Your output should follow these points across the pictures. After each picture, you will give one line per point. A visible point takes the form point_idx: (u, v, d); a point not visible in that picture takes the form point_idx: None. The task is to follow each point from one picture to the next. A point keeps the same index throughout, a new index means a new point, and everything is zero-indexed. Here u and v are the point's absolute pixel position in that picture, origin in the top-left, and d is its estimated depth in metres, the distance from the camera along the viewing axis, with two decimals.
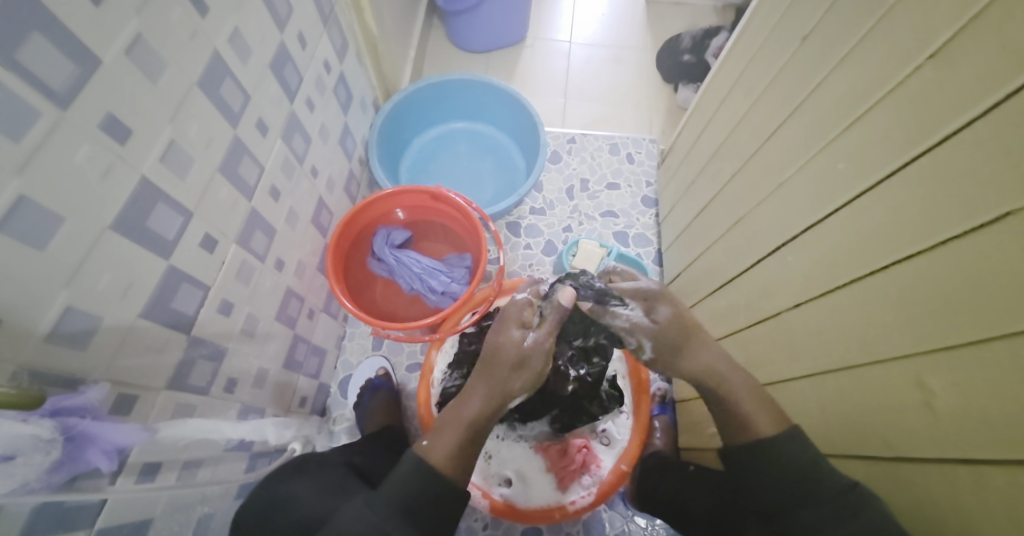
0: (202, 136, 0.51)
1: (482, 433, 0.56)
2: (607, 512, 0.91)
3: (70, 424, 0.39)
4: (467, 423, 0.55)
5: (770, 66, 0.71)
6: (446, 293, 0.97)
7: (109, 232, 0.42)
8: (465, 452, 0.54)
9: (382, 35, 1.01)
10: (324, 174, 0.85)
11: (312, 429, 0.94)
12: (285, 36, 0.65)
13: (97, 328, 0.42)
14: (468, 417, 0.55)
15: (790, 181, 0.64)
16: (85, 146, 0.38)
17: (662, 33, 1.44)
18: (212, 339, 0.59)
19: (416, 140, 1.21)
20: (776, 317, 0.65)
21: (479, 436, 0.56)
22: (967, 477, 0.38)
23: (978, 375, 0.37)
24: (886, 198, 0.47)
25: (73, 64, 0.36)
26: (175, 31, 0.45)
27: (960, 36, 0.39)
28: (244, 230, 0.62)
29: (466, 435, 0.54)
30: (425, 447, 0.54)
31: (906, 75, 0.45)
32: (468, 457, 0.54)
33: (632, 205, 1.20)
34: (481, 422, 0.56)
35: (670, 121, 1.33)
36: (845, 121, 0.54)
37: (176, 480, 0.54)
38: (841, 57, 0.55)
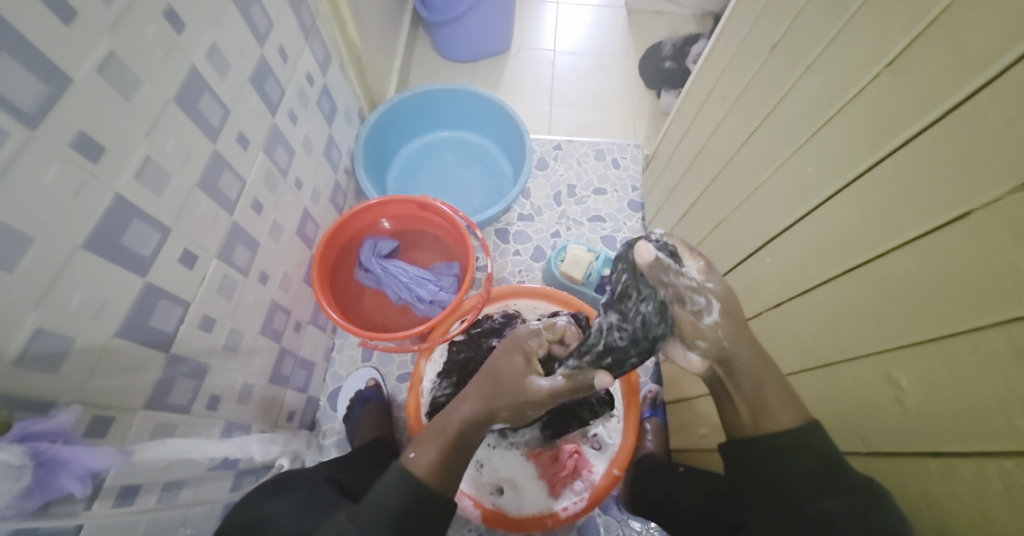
0: (180, 152, 0.51)
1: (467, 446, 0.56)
2: (601, 517, 0.91)
3: (39, 449, 0.37)
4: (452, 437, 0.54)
5: (743, 73, 0.72)
6: (434, 302, 0.96)
7: (82, 251, 0.41)
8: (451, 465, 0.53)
9: (366, 46, 1.01)
10: (309, 186, 0.85)
11: (301, 444, 0.92)
12: (265, 50, 0.64)
13: (70, 349, 0.41)
14: (448, 429, 0.55)
15: (765, 186, 0.65)
16: (55, 165, 0.37)
17: (644, 40, 1.46)
18: (193, 356, 0.58)
19: (403, 150, 1.21)
20: (757, 318, 0.65)
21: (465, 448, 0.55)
22: (938, 471, 0.38)
23: (942, 371, 0.37)
24: (853, 201, 0.48)
25: (43, 83, 0.36)
26: (150, 48, 0.45)
27: (915, 45, 0.41)
28: (225, 244, 0.61)
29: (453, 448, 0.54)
30: (411, 458, 0.53)
31: (866, 82, 0.46)
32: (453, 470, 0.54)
33: (618, 209, 1.20)
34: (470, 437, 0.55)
35: (654, 127, 1.35)
36: (813, 126, 0.55)
37: (156, 502, 0.53)
38: (807, 64, 0.56)
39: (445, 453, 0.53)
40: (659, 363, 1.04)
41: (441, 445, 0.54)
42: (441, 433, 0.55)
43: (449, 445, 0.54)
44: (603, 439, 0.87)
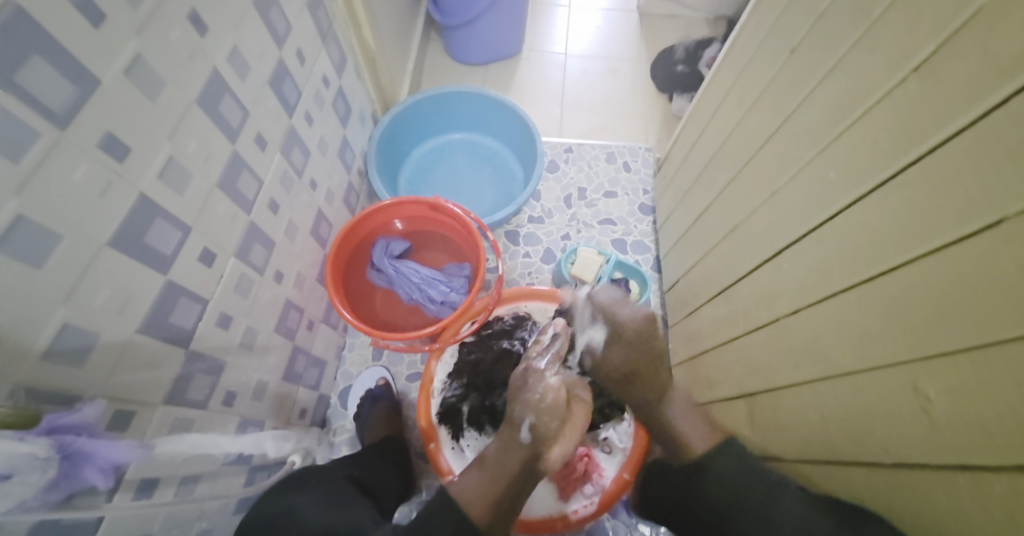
0: (201, 152, 0.52)
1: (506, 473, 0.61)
2: (610, 521, 0.90)
3: (66, 442, 0.38)
4: (485, 462, 0.62)
5: (761, 76, 0.72)
6: (446, 303, 0.97)
7: (106, 248, 0.42)
8: (489, 489, 0.60)
9: (381, 48, 1.02)
10: (323, 187, 0.86)
11: (312, 441, 0.93)
12: (284, 52, 0.65)
13: (94, 344, 0.42)
14: (485, 459, 0.63)
15: (783, 190, 0.64)
16: (83, 164, 0.38)
17: (657, 44, 1.46)
18: (211, 353, 0.59)
19: (415, 151, 1.22)
20: (774, 324, 0.65)
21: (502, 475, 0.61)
22: (967, 485, 0.38)
23: (972, 381, 0.37)
24: (877, 207, 0.47)
25: (72, 84, 0.37)
26: (174, 50, 0.46)
27: (944, 49, 0.40)
28: (243, 243, 0.62)
29: (487, 472, 0.61)
30: (454, 483, 0.62)
31: (893, 86, 0.46)
32: (492, 494, 0.59)
33: (629, 213, 1.20)
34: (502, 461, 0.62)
35: (666, 130, 1.34)
36: (835, 130, 0.54)
37: (174, 495, 0.54)
38: (828, 68, 0.56)
39: (479, 481, 0.60)
40: None
41: (479, 474, 0.61)
42: (479, 463, 0.63)
43: (483, 472, 0.61)
44: (613, 443, 0.88)
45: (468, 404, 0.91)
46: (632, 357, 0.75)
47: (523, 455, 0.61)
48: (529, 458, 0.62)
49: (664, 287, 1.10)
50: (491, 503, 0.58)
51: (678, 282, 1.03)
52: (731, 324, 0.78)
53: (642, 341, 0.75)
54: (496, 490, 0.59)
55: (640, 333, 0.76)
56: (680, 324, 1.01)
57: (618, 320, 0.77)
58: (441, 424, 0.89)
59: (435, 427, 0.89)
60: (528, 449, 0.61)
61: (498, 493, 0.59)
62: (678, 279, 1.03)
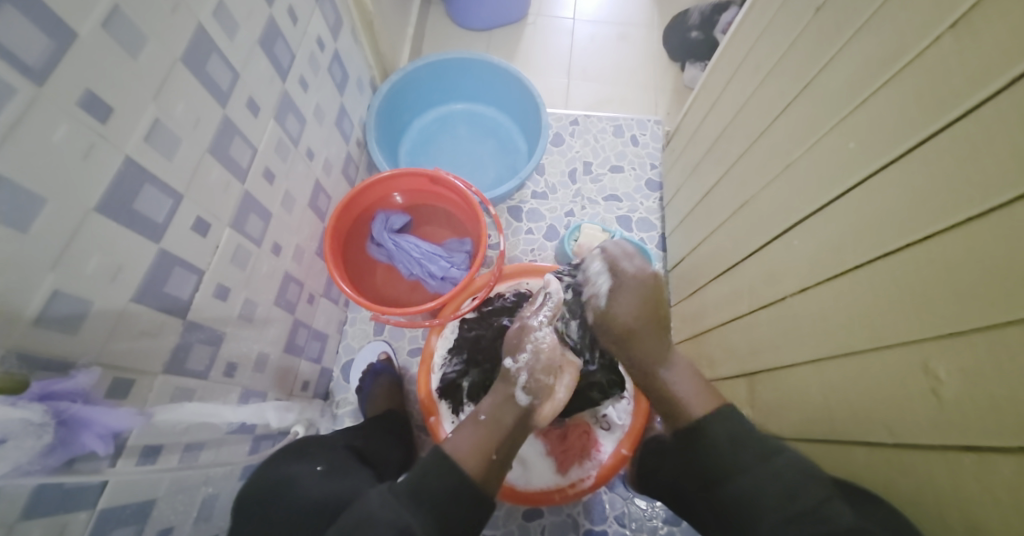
0: (189, 116, 0.50)
1: (500, 432, 0.61)
2: (607, 494, 0.92)
3: (59, 409, 0.38)
4: (479, 421, 0.62)
5: (780, 41, 0.68)
6: (447, 278, 0.96)
7: (94, 214, 0.41)
8: (484, 446, 0.58)
9: (378, 12, 0.99)
10: (321, 156, 0.84)
11: (315, 413, 0.94)
12: (274, 10, 0.63)
13: (87, 312, 0.42)
14: (480, 416, 0.63)
15: (799, 162, 0.62)
16: (64, 124, 0.37)
17: (669, 11, 1.40)
18: (209, 324, 0.59)
19: (416, 123, 1.19)
20: (781, 302, 0.64)
21: (495, 436, 0.60)
22: (973, 466, 0.37)
23: (987, 360, 0.36)
24: (897, 181, 0.45)
25: (48, 37, 0.35)
26: (157, 5, 0.44)
27: (982, 4, 0.37)
28: (238, 214, 0.61)
29: (482, 433, 0.60)
30: (446, 441, 0.60)
31: (924, 47, 0.43)
32: (489, 450, 0.58)
33: (635, 189, 1.18)
34: (495, 419, 0.62)
35: (676, 102, 1.30)
36: (859, 97, 0.52)
37: (178, 462, 0.54)
38: (855, 30, 0.53)
39: (479, 435, 0.60)
40: (672, 346, 1.04)
41: (474, 428, 0.61)
42: (474, 420, 0.62)
43: (480, 428, 0.61)
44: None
45: (468, 380, 0.90)
46: (641, 306, 0.69)
47: (516, 412, 0.64)
48: (521, 416, 0.64)
49: (669, 264, 1.09)
50: (489, 459, 0.58)
51: (683, 259, 1.02)
52: (736, 300, 0.77)
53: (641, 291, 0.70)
54: (491, 445, 0.59)
55: (645, 284, 0.70)
56: (684, 302, 1.00)
57: (621, 273, 0.72)
58: (441, 399, 0.90)
59: (436, 401, 0.90)
60: (523, 408, 0.64)
61: (492, 452, 0.58)
62: (684, 256, 1.01)
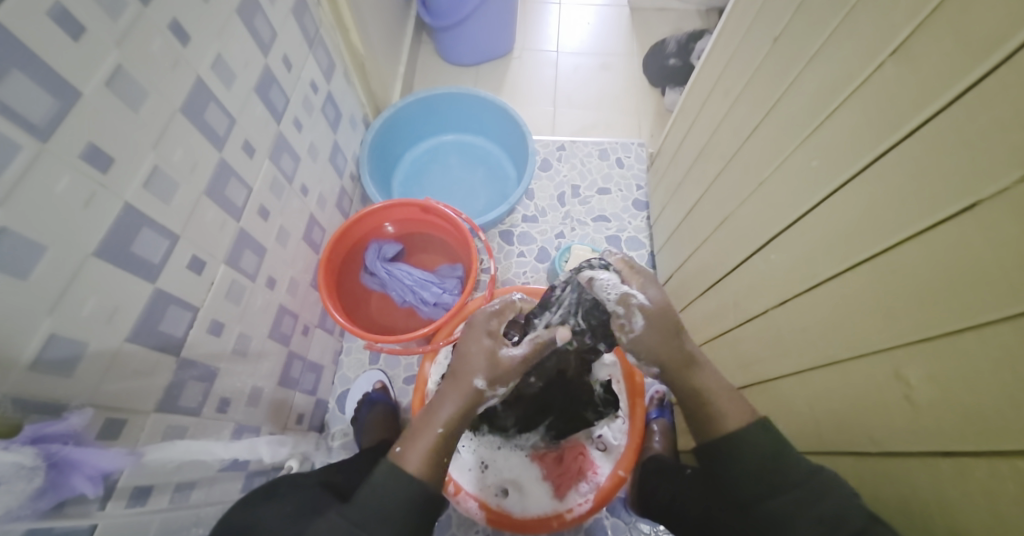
0: (187, 160, 0.52)
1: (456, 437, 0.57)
2: (610, 518, 0.91)
3: (52, 451, 0.39)
4: (438, 432, 0.55)
5: (745, 68, 0.72)
6: (438, 304, 0.97)
7: (93, 258, 0.42)
8: (442, 457, 0.54)
9: (370, 54, 1.03)
10: (315, 191, 0.86)
11: (310, 446, 0.93)
12: (270, 59, 0.66)
13: (83, 353, 0.43)
14: (438, 429, 0.55)
15: (770, 180, 0.64)
16: (66, 176, 0.39)
17: (648, 40, 1.46)
18: (203, 360, 0.59)
19: (408, 154, 1.22)
20: (763, 316, 0.65)
21: (451, 441, 0.56)
22: (950, 469, 0.38)
23: (954, 368, 0.37)
24: (857, 196, 0.47)
25: (53, 97, 0.37)
26: (157, 62, 0.46)
27: (920, 33, 0.40)
28: (233, 250, 0.62)
29: (441, 442, 0.55)
30: (399, 455, 0.53)
31: (871, 72, 0.46)
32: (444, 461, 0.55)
33: (623, 210, 1.20)
34: (455, 426, 0.56)
35: (659, 124, 1.35)
36: (817, 119, 0.54)
37: (168, 502, 0.54)
38: (809, 57, 0.56)
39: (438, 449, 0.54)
40: None
41: (431, 440, 0.55)
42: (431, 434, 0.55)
43: (439, 440, 0.55)
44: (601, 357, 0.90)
45: None
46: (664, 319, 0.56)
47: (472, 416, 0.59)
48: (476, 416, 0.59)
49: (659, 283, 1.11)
50: (442, 469, 0.54)
51: (672, 276, 1.03)
52: (722, 317, 0.78)
53: (661, 318, 0.56)
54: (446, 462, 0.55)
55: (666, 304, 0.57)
56: None
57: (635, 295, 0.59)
58: None
59: None
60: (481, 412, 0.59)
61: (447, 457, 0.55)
62: (672, 273, 1.03)
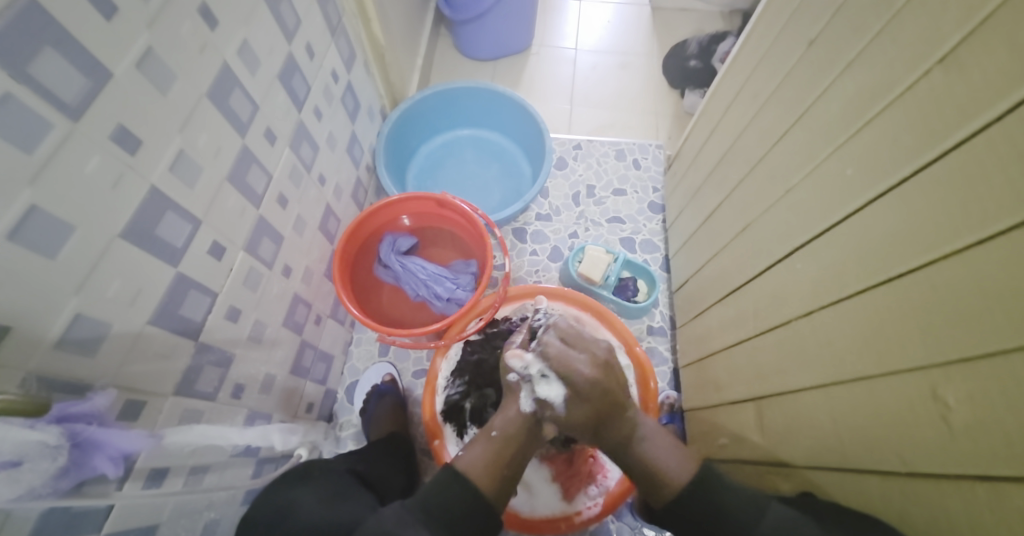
0: (211, 146, 0.52)
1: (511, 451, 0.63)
2: (615, 522, 0.90)
3: (77, 430, 0.39)
4: (492, 437, 0.64)
5: (776, 71, 0.71)
6: (451, 299, 0.97)
7: (119, 239, 0.43)
8: (495, 463, 0.61)
9: (390, 45, 1.03)
10: (332, 181, 0.86)
11: (318, 435, 0.93)
12: (293, 46, 0.66)
13: (106, 334, 0.43)
14: (491, 432, 0.65)
15: (798, 187, 0.63)
16: (96, 156, 0.39)
17: (668, 40, 1.44)
18: (220, 346, 0.60)
19: (423, 147, 1.22)
20: (786, 325, 0.64)
21: (505, 453, 0.62)
22: (986, 496, 0.37)
23: (996, 389, 0.36)
24: (897, 205, 0.46)
25: (85, 77, 0.37)
26: (186, 46, 0.47)
27: (969, 40, 0.39)
28: (252, 238, 0.62)
29: (495, 450, 0.62)
30: (458, 457, 0.62)
31: (915, 79, 0.45)
32: (499, 469, 0.61)
33: (638, 211, 1.19)
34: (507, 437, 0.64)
35: (677, 126, 1.33)
36: (854, 125, 0.53)
37: (182, 485, 0.54)
38: (848, 61, 0.55)
39: (487, 453, 0.62)
40: (677, 368, 1.04)
41: (486, 445, 0.63)
42: (486, 437, 0.64)
43: (490, 443, 0.63)
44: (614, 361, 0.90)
45: (470, 401, 0.90)
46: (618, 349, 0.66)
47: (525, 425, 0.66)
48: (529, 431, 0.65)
49: (673, 287, 1.10)
50: (500, 474, 0.61)
51: (687, 280, 1.02)
52: (740, 324, 0.77)
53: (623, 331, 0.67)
54: (500, 464, 0.61)
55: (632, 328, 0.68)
56: (688, 324, 1.00)
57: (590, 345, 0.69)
58: (446, 422, 0.90)
59: (440, 424, 0.90)
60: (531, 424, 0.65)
61: (503, 468, 0.61)
62: (688, 278, 1.02)
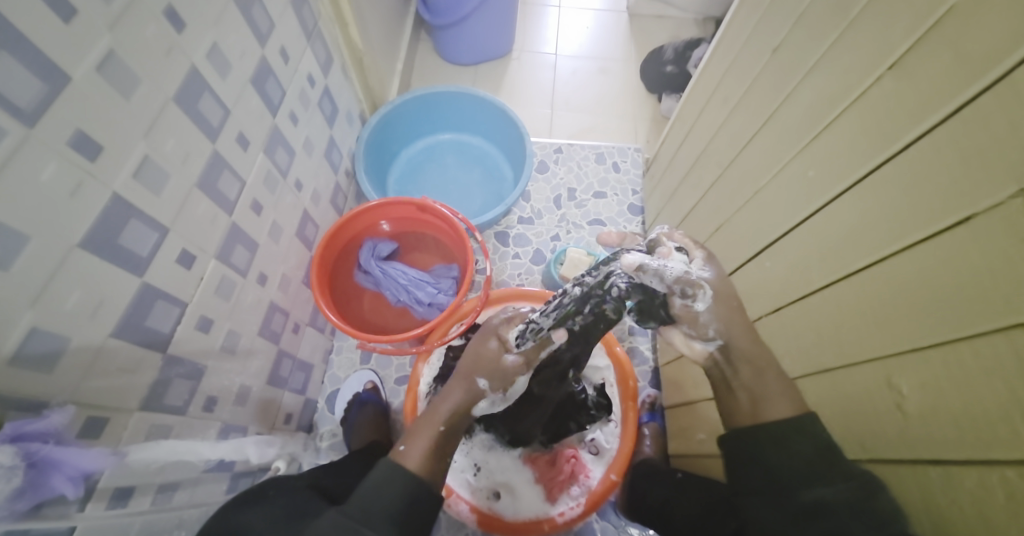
0: (179, 151, 0.51)
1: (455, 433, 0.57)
2: (599, 522, 0.90)
3: (31, 450, 0.37)
4: (441, 424, 0.56)
5: (744, 77, 0.72)
6: (433, 304, 0.96)
7: (78, 250, 0.41)
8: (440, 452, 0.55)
9: (368, 49, 1.02)
10: (309, 187, 0.85)
11: (298, 447, 0.91)
12: (267, 51, 0.64)
13: (65, 349, 0.41)
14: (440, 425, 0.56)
15: (767, 188, 0.64)
16: (53, 163, 0.37)
17: (646, 46, 1.46)
18: (190, 358, 0.58)
19: (404, 152, 1.21)
20: (756, 322, 0.65)
21: (451, 438, 0.56)
22: (939, 478, 0.38)
23: (944, 376, 0.37)
24: (855, 205, 0.47)
25: (40, 81, 0.35)
26: (150, 48, 0.45)
27: (918, 47, 0.40)
28: (224, 245, 0.61)
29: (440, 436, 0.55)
30: (402, 452, 0.53)
31: (868, 85, 0.46)
32: (443, 458, 0.55)
33: (619, 214, 1.20)
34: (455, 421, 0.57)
35: (655, 130, 1.35)
36: (814, 129, 0.54)
37: (150, 504, 0.52)
38: (808, 68, 0.56)
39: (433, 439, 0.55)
40: (657, 368, 1.04)
41: (433, 437, 0.55)
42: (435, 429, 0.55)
43: (438, 434, 0.55)
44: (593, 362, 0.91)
45: None
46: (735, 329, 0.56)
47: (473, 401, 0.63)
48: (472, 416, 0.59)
49: None
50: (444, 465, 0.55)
51: None
52: None
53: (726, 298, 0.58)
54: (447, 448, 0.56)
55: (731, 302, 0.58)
56: None
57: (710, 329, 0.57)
58: None
59: None
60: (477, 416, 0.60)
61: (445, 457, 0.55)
62: None
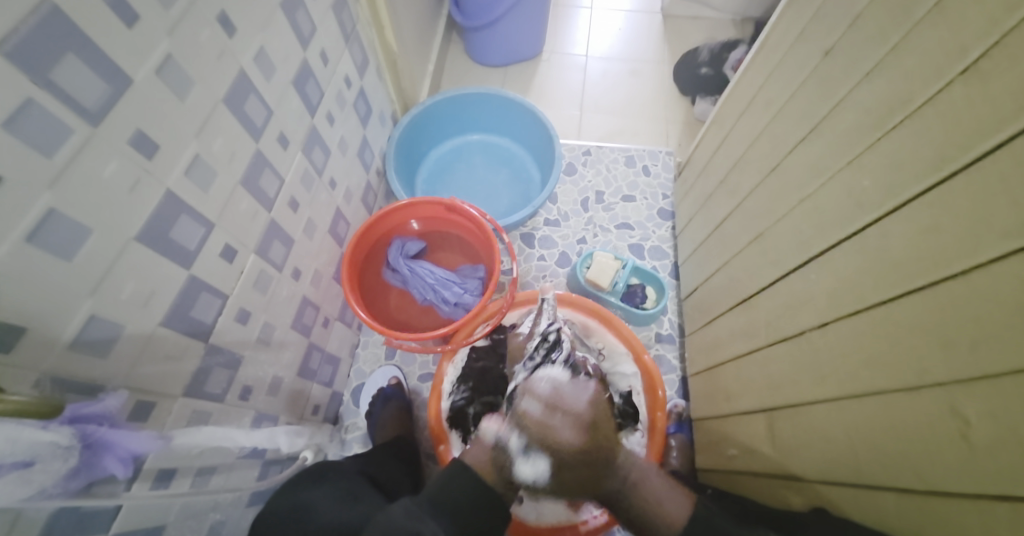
0: (226, 150, 0.53)
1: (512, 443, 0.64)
2: (620, 533, 0.89)
3: (88, 431, 0.39)
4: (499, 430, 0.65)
5: (791, 80, 0.70)
6: (459, 304, 0.97)
7: (133, 243, 0.43)
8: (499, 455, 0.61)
9: (402, 50, 1.04)
10: (342, 185, 0.87)
11: (324, 438, 0.93)
12: (308, 53, 0.66)
13: (119, 336, 0.43)
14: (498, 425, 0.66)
15: (813, 196, 0.62)
16: (114, 161, 0.39)
17: (680, 47, 1.44)
18: (229, 348, 0.60)
19: (433, 152, 1.22)
20: (799, 336, 0.63)
21: (507, 446, 0.63)
22: (1007, 515, 0.36)
23: (1017, 405, 0.35)
24: (918, 218, 0.45)
25: (105, 83, 0.38)
26: (204, 51, 0.47)
27: (994, 52, 0.38)
28: (263, 241, 0.63)
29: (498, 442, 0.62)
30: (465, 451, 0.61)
31: (936, 91, 0.44)
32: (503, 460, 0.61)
33: (647, 218, 1.19)
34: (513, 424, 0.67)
35: (687, 133, 1.33)
36: (871, 136, 0.53)
37: (189, 486, 0.54)
38: (865, 71, 0.54)
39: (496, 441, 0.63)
40: (685, 377, 1.02)
41: (491, 439, 0.63)
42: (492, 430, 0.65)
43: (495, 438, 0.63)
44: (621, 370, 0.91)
45: (475, 408, 0.92)
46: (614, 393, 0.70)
47: None
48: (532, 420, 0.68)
49: (682, 294, 1.09)
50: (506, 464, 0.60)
51: (696, 288, 1.01)
52: (753, 335, 0.76)
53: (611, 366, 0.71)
54: (508, 453, 0.61)
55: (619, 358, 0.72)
56: (698, 332, 0.98)
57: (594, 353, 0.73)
58: (452, 427, 0.90)
59: (446, 429, 0.89)
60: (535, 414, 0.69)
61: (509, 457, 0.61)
62: (697, 287, 1.01)
